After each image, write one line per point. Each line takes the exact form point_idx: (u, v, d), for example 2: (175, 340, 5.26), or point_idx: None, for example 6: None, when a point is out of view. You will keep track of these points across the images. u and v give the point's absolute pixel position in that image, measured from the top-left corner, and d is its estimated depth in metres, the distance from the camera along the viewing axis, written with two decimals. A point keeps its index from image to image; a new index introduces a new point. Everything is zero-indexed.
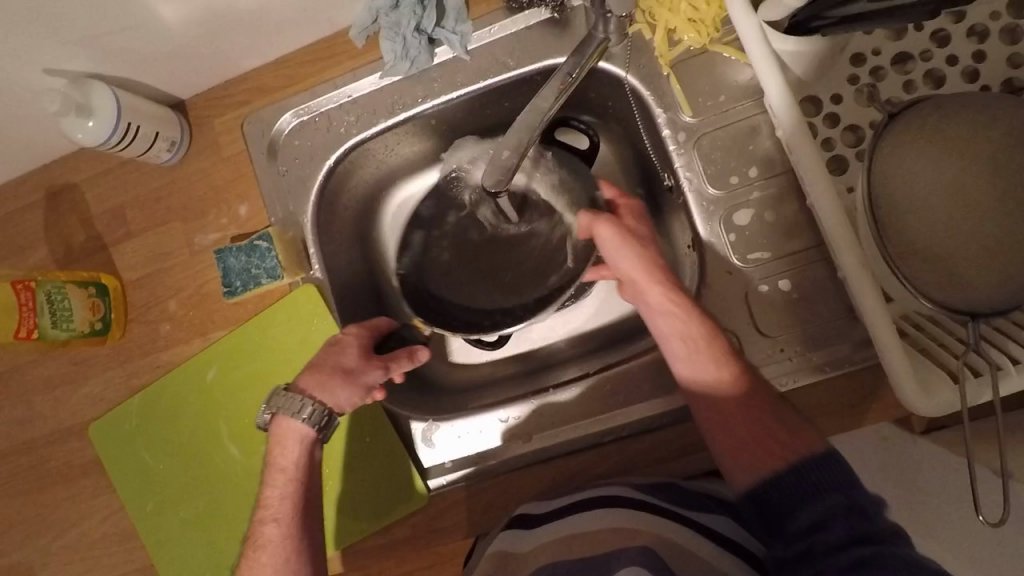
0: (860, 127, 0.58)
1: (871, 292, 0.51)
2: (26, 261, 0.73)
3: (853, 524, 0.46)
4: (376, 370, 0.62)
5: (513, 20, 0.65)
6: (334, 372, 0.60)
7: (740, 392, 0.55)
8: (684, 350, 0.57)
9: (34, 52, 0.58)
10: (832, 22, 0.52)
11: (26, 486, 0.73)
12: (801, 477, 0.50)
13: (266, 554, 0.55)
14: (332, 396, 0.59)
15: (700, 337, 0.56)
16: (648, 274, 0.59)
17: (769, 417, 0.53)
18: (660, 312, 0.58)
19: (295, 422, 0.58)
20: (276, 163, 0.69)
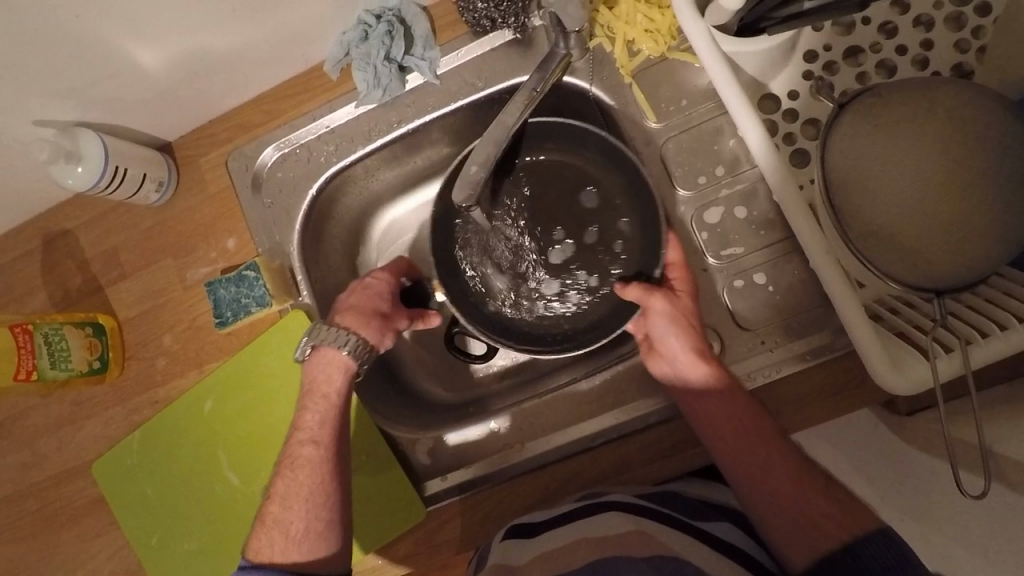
0: (819, 121, 0.59)
1: (837, 274, 0.52)
2: (25, 307, 0.75)
3: None
4: (404, 318, 0.66)
5: (478, 43, 0.68)
6: (370, 314, 0.64)
7: (790, 475, 0.54)
8: (732, 434, 0.56)
9: (22, 105, 0.60)
10: (777, 21, 0.54)
11: (33, 527, 0.75)
12: (856, 559, 0.49)
13: (303, 474, 0.58)
14: (369, 333, 0.63)
15: (746, 422, 0.56)
16: (693, 358, 0.57)
17: (822, 498, 0.53)
18: (708, 399, 0.57)
19: (338, 352, 0.61)
20: (261, 195, 0.72)
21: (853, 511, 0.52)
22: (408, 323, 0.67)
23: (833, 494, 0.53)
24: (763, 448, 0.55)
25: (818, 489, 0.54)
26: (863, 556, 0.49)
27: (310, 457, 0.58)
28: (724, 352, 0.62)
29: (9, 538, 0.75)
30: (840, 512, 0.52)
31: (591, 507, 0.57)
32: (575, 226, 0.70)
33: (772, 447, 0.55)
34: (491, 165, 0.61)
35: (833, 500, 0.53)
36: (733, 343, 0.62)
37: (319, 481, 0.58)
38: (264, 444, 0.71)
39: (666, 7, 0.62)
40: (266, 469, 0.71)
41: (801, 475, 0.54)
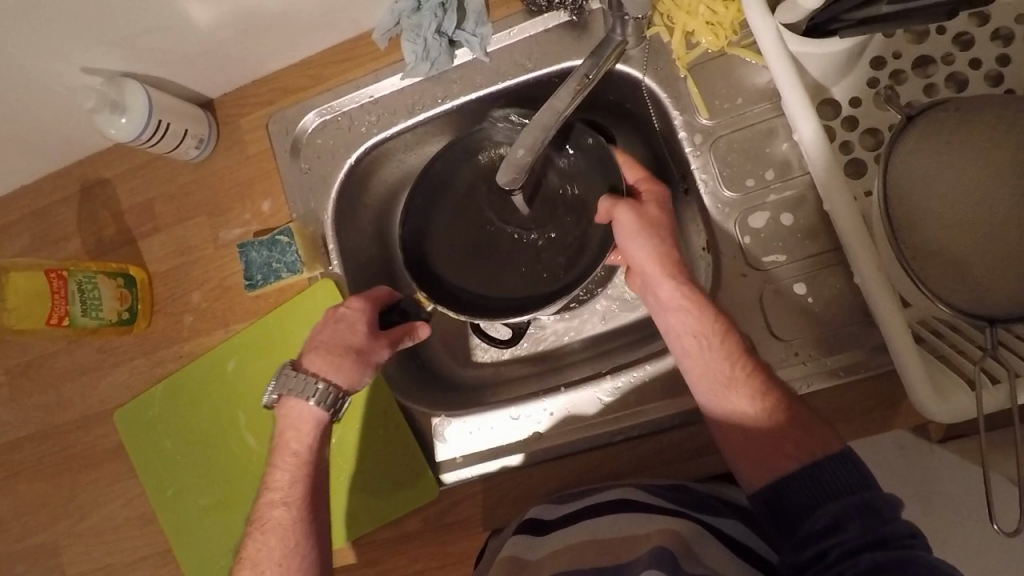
0: (879, 131, 0.57)
1: (890, 298, 0.50)
2: (60, 252, 0.76)
3: (867, 526, 0.46)
4: (383, 348, 0.61)
5: (531, 23, 0.66)
6: (339, 356, 0.59)
7: (753, 392, 0.54)
8: (702, 349, 0.56)
9: (71, 51, 0.60)
10: (850, 24, 0.51)
11: (55, 467, 0.76)
12: (815, 479, 0.50)
13: (273, 538, 0.55)
14: (342, 377, 0.59)
15: (716, 341, 0.56)
16: (661, 268, 0.59)
17: (784, 415, 0.53)
18: (679, 315, 0.57)
19: (309, 405, 0.58)
20: (299, 161, 0.71)
21: (811, 432, 0.52)
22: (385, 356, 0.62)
23: (787, 408, 0.54)
24: (728, 365, 0.55)
25: (778, 404, 0.54)
26: (817, 475, 0.50)
27: (280, 520, 0.55)
28: None
29: (31, 475, 0.77)
30: (800, 430, 0.53)
31: (599, 506, 0.57)
32: (543, 204, 0.71)
33: (736, 361, 0.55)
34: (538, 150, 0.60)
35: (794, 415, 0.53)
36: (765, 352, 0.61)
37: (293, 544, 0.54)
38: None
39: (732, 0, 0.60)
40: None
41: (765, 394, 0.54)
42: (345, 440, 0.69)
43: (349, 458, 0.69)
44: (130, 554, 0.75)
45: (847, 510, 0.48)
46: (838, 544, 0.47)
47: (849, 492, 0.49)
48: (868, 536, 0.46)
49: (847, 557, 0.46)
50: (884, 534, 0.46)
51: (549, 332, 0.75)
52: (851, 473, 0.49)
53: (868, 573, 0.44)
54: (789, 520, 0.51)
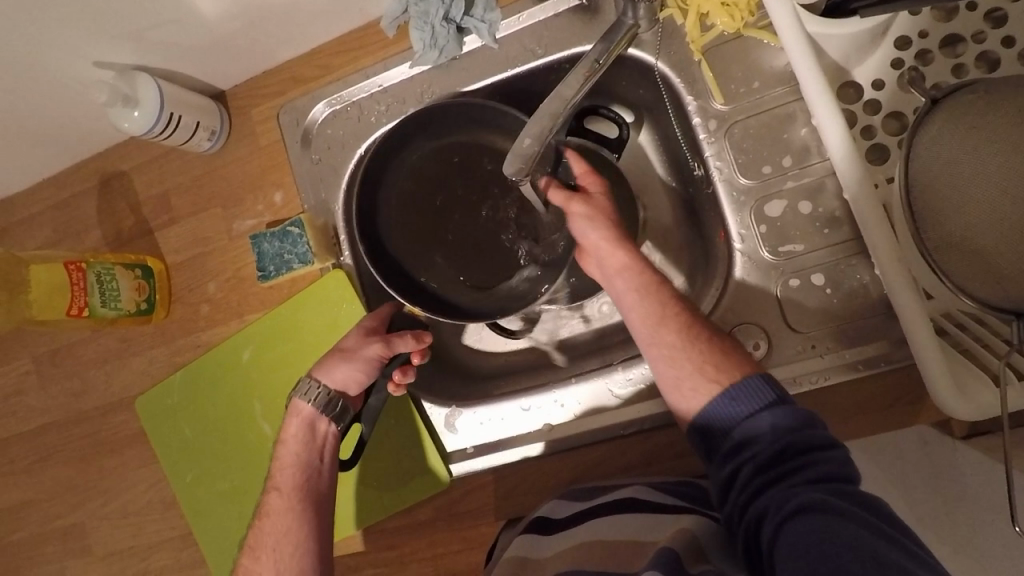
0: (904, 115, 0.55)
1: (910, 291, 0.48)
2: (81, 243, 0.77)
3: (777, 439, 0.48)
4: (375, 345, 0.62)
5: (541, 8, 0.65)
6: (335, 353, 0.62)
7: (682, 329, 0.55)
8: (639, 300, 0.57)
9: (84, 46, 0.61)
10: (871, 3, 0.49)
11: (82, 453, 0.79)
12: (731, 402, 0.51)
13: (270, 522, 0.57)
14: (333, 376, 0.61)
15: (649, 290, 0.57)
16: (608, 235, 0.59)
17: (711, 348, 0.54)
18: (618, 273, 0.59)
19: (303, 404, 0.61)
20: (310, 151, 0.71)
21: (737, 362, 0.53)
22: (385, 355, 0.62)
23: (715, 345, 0.54)
24: (662, 310, 0.56)
25: (706, 342, 0.54)
26: (736, 401, 0.50)
27: (275, 505, 0.58)
28: (770, 355, 0.60)
29: (59, 459, 0.80)
30: (726, 360, 0.53)
31: (604, 506, 0.56)
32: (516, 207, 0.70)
33: (669, 305, 0.56)
34: (545, 140, 0.59)
35: (722, 351, 0.54)
36: (780, 344, 0.60)
37: (285, 530, 0.56)
38: None
39: None
40: None
41: (693, 331, 0.55)
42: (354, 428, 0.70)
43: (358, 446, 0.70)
44: (154, 537, 0.77)
45: (761, 429, 0.48)
46: (751, 459, 0.48)
47: (763, 409, 0.49)
48: (776, 448, 0.47)
49: (758, 474, 0.47)
50: (791, 442, 0.47)
51: (563, 322, 0.74)
52: (767, 394, 0.50)
53: (793, 508, 0.43)
54: (714, 438, 0.51)
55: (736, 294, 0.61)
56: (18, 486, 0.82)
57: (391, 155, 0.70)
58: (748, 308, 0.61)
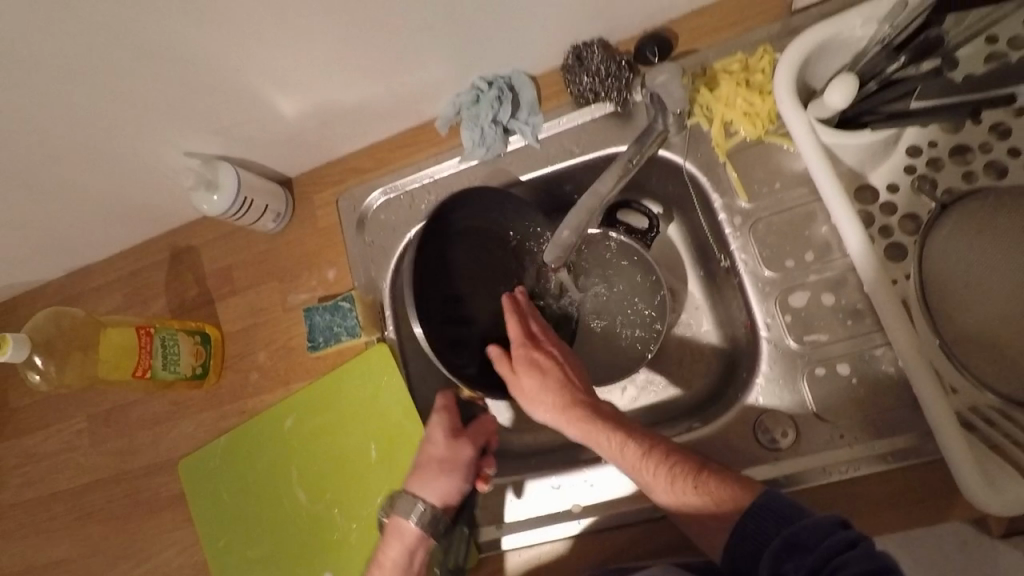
0: (919, 216, 0.58)
1: (931, 385, 0.50)
2: (148, 310, 0.85)
3: (800, 562, 0.46)
4: (467, 449, 0.64)
5: (579, 113, 0.72)
6: (432, 465, 0.64)
7: (660, 470, 0.56)
8: (615, 453, 0.58)
9: (178, 138, 0.70)
10: (882, 118, 0.55)
11: (122, 512, 0.82)
12: (742, 535, 0.51)
13: None
14: (436, 491, 0.63)
15: (617, 437, 0.58)
16: (555, 414, 0.62)
17: (698, 482, 0.55)
18: (582, 433, 0.60)
19: (406, 524, 0.62)
20: (363, 234, 0.78)
21: (730, 490, 0.53)
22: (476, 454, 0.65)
23: (701, 477, 0.55)
24: (640, 454, 0.57)
25: (686, 483, 0.55)
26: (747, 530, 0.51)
27: None
28: (800, 443, 0.60)
29: (99, 517, 0.83)
30: (710, 495, 0.54)
31: None
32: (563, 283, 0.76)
33: (645, 444, 0.58)
34: (582, 232, 0.64)
35: (713, 480, 0.54)
36: (810, 433, 0.61)
37: None
38: (335, 464, 0.75)
39: (767, 93, 0.65)
40: (333, 488, 0.74)
41: (677, 472, 0.56)
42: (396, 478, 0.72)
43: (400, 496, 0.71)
44: None
45: (778, 553, 0.48)
46: None
47: (775, 528, 0.49)
48: (803, 572, 0.45)
49: None
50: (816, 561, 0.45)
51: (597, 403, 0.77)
52: (769, 507, 0.50)
53: None
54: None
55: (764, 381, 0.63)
56: (56, 543, 0.84)
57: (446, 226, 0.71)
58: (776, 395, 0.63)
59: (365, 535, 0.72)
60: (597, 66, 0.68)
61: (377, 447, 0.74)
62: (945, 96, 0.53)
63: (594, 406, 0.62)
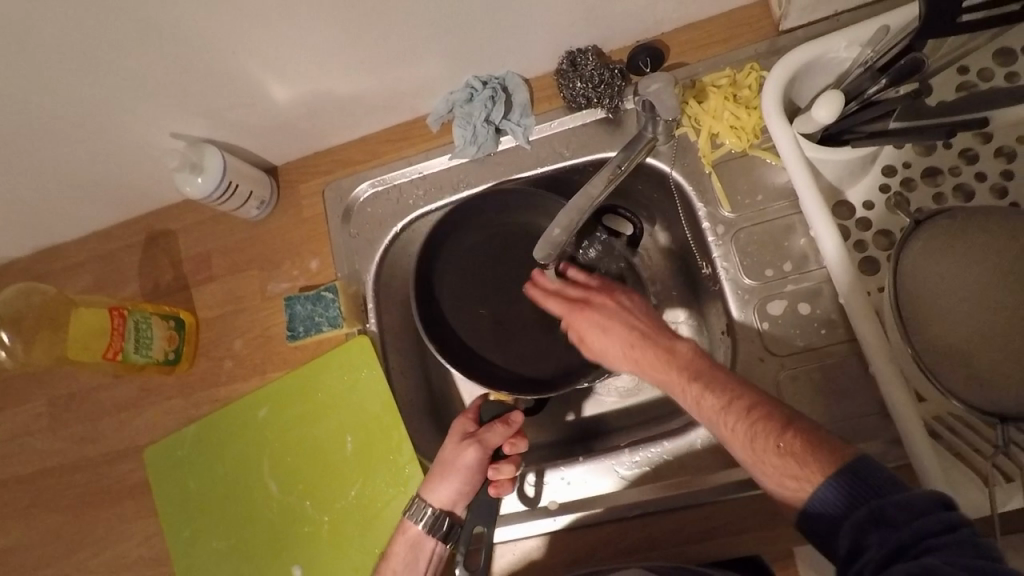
0: (892, 233, 0.61)
1: (900, 390, 0.52)
2: (120, 293, 0.83)
3: (885, 537, 0.42)
4: (466, 451, 0.64)
5: (571, 117, 0.73)
6: (436, 468, 0.65)
7: (746, 423, 0.52)
8: (690, 397, 0.56)
9: (166, 118, 0.69)
10: (862, 136, 0.57)
11: (79, 500, 0.79)
12: (825, 502, 0.46)
13: None
14: (434, 493, 0.64)
15: (692, 384, 0.56)
16: (631, 363, 0.62)
17: (781, 435, 0.50)
18: (661, 380, 0.59)
19: (410, 522, 0.65)
20: (349, 226, 0.78)
21: (821, 448, 0.48)
22: (482, 459, 0.64)
23: (792, 434, 0.49)
24: (719, 403, 0.54)
25: (771, 435, 0.50)
26: (833, 496, 0.46)
27: None
28: None
29: (55, 505, 0.80)
30: (807, 451, 0.48)
31: None
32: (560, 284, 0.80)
33: (721, 397, 0.54)
34: (572, 230, 0.65)
35: (801, 441, 0.49)
36: None
37: None
38: (309, 455, 0.74)
39: (753, 108, 0.67)
40: (305, 479, 0.73)
41: (760, 424, 0.51)
42: (387, 462, 0.71)
43: (393, 479, 0.71)
44: None
45: (859, 527, 0.44)
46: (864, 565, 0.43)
47: (843, 500, 0.45)
48: (887, 547, 0.42)
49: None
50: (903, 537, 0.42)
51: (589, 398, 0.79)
52: (850, 480, 0.46)
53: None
54: (825, 537, 0.47)
55: None
56: (7, 530, 0.81)
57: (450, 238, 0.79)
58: None
59: (336, 527, 0.71)
60: (591, 72, 0.69)
61: (353, 440, 0.73)
62: (919, 119, 0.54)
63: (673, 354, 0.60)
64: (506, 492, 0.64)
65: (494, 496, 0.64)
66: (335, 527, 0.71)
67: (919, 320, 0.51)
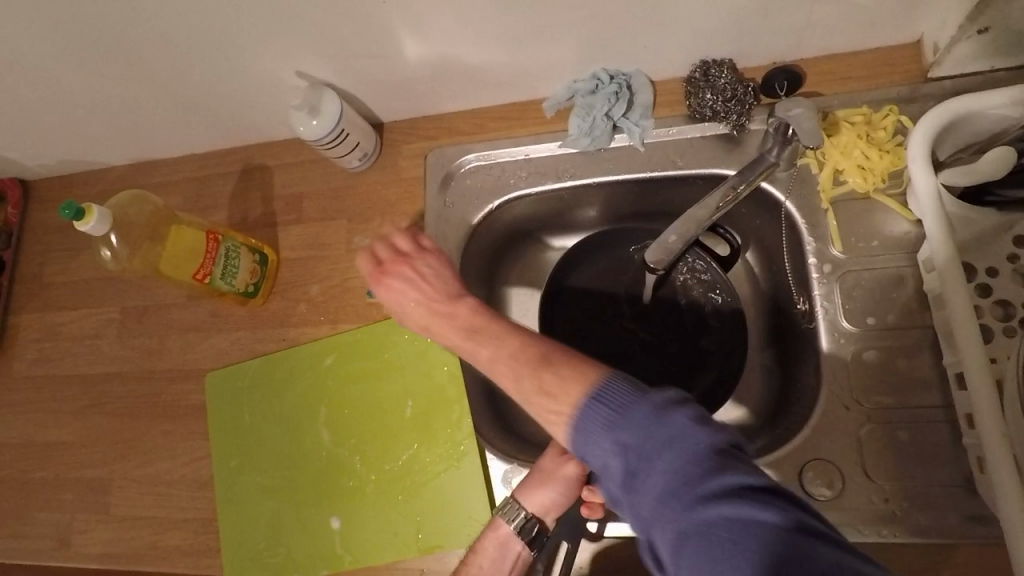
0: (1011, 305, 0.58)
1: (1010, 471, 0.50)
2: (208, 218, 0.84)
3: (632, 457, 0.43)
4: (569, 464, 0.64)
5: (691, 128, 0.71)
6: (534, 474, 0.65)
7: (538, 376, 0.52)
8: (483, 358, 0.58)
9: (297, 55, 0.69)
10: (1010, 201, 0.56)
11: (136, 411, 0.80)
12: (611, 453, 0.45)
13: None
14: (532, 500, 0.64)
15: (490, 341, 0.58)
16: (431, 315, 0.63)
17: (542, 376, 0.52)
18: (471, 346, 0.59)
19: (504, 525, 0.64)
20: (445, 194, 0.77)
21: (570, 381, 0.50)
22: (580, 474, 0.65)
23: (546, 374, 0.52)
24: (493, 354, 0.57)
25: (553, 381, 0.51)
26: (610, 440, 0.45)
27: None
28: (843, 496, 0.61)
29: (112, 411, 0.81)
30: (563, 382, 0.50)
31: None
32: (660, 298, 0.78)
33: (494, 345, 0.57)
34: (687, 240, 0.66)
35: (553, 378, 0.51)
36: (855, 491, 0.61)
37: None
38: (367, 410, 0.74)
39: (885, 151, 0.65)
40: (359, 434, 0.74)
41: (546, 377, 0.52)
42: (443, 433, 0.71)
43: (446, 452, 0.71)
44: (176, 512, 0.76)
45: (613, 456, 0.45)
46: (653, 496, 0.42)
47: (605, 427, 0.45)
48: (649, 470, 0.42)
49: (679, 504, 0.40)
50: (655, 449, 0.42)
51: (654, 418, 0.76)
52: (601, 402, 0.46)
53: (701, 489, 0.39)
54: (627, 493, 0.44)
55: (820, 429, 0.63)
56: (61, 425, 0.83)
57: (589, 258, 0.81)
58: (829, 446, 0.63)
59: (382, 487, 0.72)
60: (724, 85, 0.68)
61: (413, 405, 0.73)
62: None
63: (449, 306, 0.62)
64: (597, 516, 0.64)
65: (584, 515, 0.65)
66: (382, 485, 0.72)
67: None
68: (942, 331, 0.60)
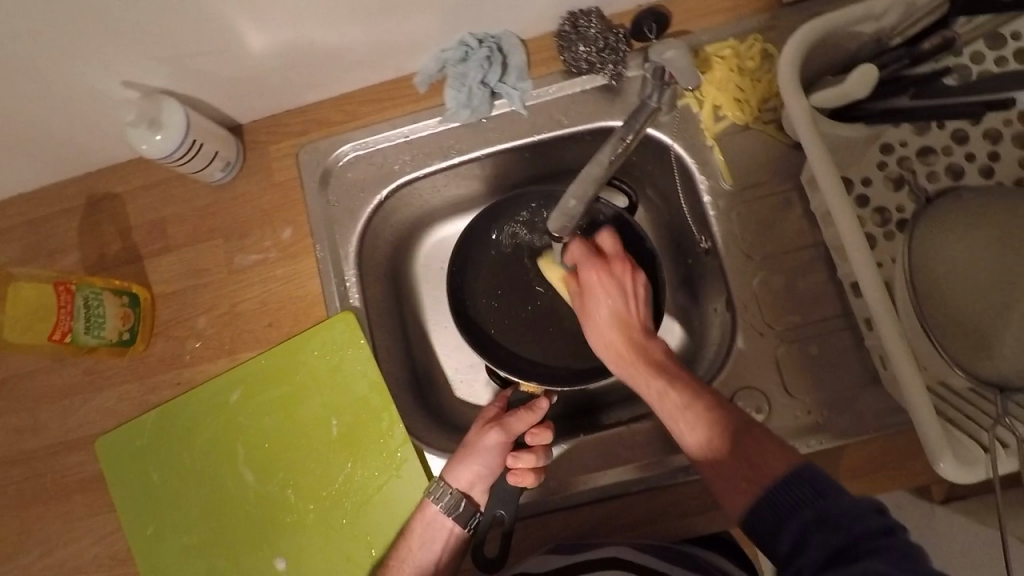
0: (886, 211, 0.62)
1: (914, 375, 0.52)
2: (57, 264, 0.73)
3: (821, 539, 0.44)
4: (491, 434, 0.65)
5: (568, 84, 0.69)
6: (458, 450, 0.65)
7: (694, 411, 0.54)
8: (632, 368, 0.60)
9: (118, 63, 0.60)
10: (873, 113, 0.59)
11: (20, 498, 0.70)
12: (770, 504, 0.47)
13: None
14: (457, 475, 0.64)
15: (647, 360, 0.59)
16: (587, 309, 0.63)
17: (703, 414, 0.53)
18: (614, 351, 0.61)
19: (432, 505, 0.63)
20: (327, 192, 0.71)
21: (745, 441, 0.51)
22: (501, 442, 0.64)
23: (725, 424, 0.52)
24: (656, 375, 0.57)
25: (720, 429, 0.52)
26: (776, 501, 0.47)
27: None
28: (771, 418, 0.64)
29: None
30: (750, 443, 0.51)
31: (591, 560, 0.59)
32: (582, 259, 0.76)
33: (653, 364, 0.58)
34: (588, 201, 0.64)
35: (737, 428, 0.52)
36: (780, 410, 0.64)
37: None
38: (288, 438, 0.69)
39: (756, 81, 0.66)
40: (284, 467, 0.68)
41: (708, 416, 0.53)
42: (374, 442, 0.68)
43: (381, 460, 0.67)
44: None
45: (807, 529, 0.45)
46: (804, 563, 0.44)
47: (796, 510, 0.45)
48: (825, 551, 0.44)
49: None
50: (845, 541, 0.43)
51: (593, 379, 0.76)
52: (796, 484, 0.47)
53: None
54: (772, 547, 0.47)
55: (738, 363, 0.65)
56: None
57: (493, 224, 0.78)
58: (750, 376, 0.65)
59: (321, 514, 0.67)
60: (595, 35, 0.66)
61: (338, 423, 0.68)
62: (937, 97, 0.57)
63: (601, 300, 0.62)
64: (528, 484, 0.63)
65: (513, 485, 0.63)
66: (319, 512, 0.67)
67: (933, 296, 0.58)
68: (833, 245, 0.62)
